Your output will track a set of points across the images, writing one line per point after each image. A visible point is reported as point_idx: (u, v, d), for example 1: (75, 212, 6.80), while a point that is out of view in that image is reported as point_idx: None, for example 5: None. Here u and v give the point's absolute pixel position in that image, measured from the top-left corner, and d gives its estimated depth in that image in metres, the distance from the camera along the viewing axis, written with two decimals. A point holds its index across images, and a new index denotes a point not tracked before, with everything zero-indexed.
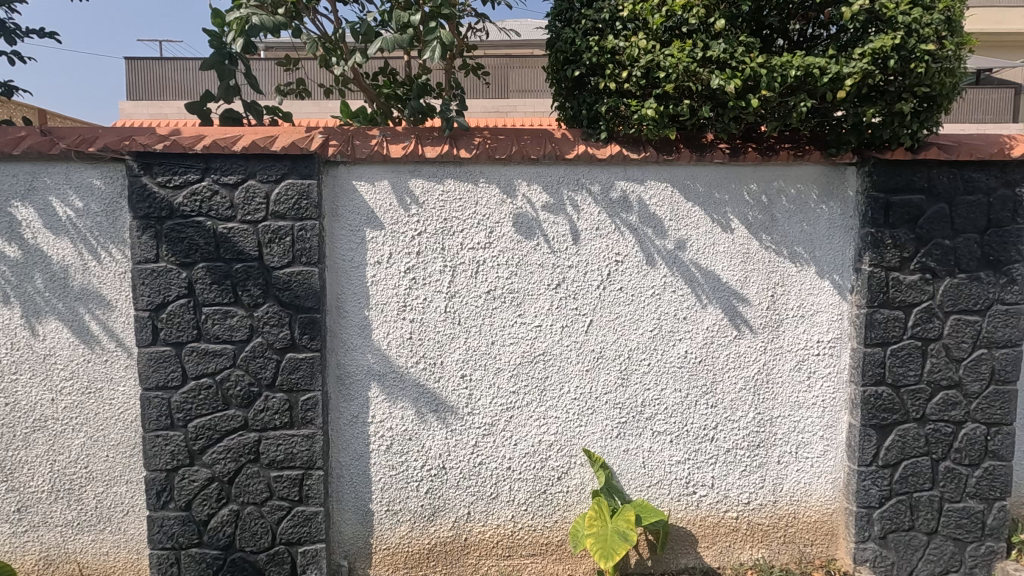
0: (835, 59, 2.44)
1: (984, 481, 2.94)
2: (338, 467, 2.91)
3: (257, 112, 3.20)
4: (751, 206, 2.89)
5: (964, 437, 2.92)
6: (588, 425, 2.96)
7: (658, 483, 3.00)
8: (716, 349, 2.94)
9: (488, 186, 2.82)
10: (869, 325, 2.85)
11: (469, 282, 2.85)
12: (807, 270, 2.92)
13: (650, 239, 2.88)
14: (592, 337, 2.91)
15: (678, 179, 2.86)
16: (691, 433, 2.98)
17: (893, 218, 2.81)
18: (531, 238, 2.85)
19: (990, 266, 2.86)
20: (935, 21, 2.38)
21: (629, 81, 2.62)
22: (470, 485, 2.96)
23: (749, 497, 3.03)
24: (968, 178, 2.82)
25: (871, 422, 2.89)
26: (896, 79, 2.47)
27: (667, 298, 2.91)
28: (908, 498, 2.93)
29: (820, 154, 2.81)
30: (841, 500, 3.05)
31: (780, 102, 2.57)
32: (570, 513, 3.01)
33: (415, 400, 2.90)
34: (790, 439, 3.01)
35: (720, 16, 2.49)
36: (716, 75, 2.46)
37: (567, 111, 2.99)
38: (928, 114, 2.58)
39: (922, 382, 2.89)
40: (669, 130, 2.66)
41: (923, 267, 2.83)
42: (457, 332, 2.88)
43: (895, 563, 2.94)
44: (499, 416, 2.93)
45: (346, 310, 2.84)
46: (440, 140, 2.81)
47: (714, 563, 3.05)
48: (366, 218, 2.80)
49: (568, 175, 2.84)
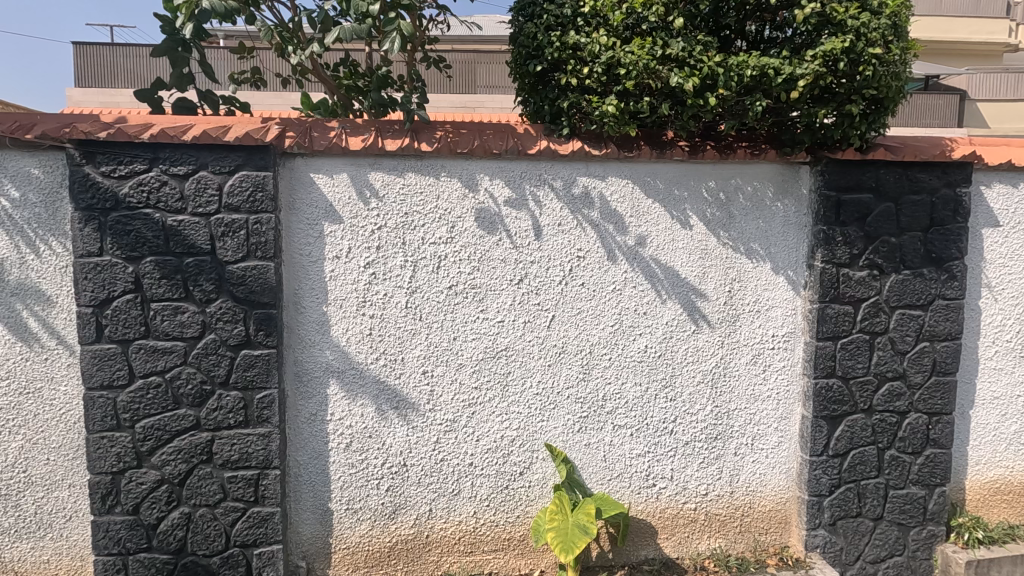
0: (789, 60, 2.50)
1: (925, 468, 3.09)
2: (296, 466, 2.85)
3: (212, 102, 3.09)
4: (709, 202, 2.94)
5: (907, 426, 3.05)
6: (550, 420, 2.97)
7: (618, 476, 3.04)
8: (675, 344, 2.99)
9: (449, 180, 2.79)
10: (821, 319, 2.94)
11: (430, 277, 2.82)
12: (763, 266, 3.00)
13: (611, 235, 2.90)
14: (554, 332, 2.92)
15: (638, 176, 2.90)
16: (651, 426, 3.02)
17: (844, 216, 2.91)
18: (493, 233, 2.84)
19: (932, 263, 2.99)
20: (882, 26, 2.46)
21: (590, 78, 2.63)
22: (431, 482, 2.94)
23: (706, 487, 3.09)
24: (913, 178, 2.94)
25: (822, 414, 2.99)
26: (846, 81, 2.54)
27: (627, 293, 2.94)
28: (856, 486, 3.04)
29: (775, 153, 2.88)
30: (794, 490, 3.14)
31: (737, 101, 2.62)
32: (532, 508, 3.02)
33: (376, 397, 2.86)
34: (746, 431, 3.08)
35: (679, 15, 2.52)
36: (674, 73, 2.49)
37: (529, 106, 2.99)
38: (876, 116, 2.67)
39: (870, 374, 3.00)
40: (630, 127, 2.68)
41: (871, 264, 2.95)
42: (419, 327, 2.85)
43: (844, 549, 3.05)
44: (461, 412, 2.91)
45: (303, 305, 2.77)
46: (400, 133, 2.77)
47: (673, 553, 3.11)
48: (324, 211, 2.74)
49: (530, 170, 2.84)
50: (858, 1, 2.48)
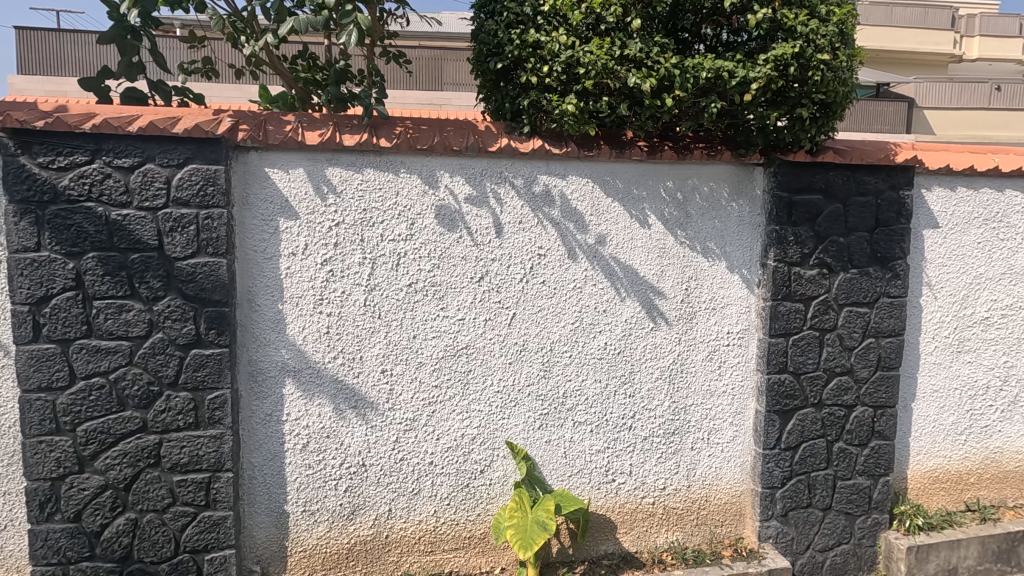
0: (743, 63, 2.56)
1: (871, 459, 3.22)
2: (250, 468, 2.78)
3: (164, 93, 2.98)
4: (667, 202, 2.99)
5: (854, 419, 3.17)
6: (510, 418, 2.97)
7: (578, 473, 3.06)
8: (635, 341, 3.03)
9: (409, 177, 2.76)
10: (774, 316, 3.03)
11: (389, 274, 2.79)
12: (719, 265, 3.07)
13: (571, 234, 2.92)
14: (515, 330, 2.92)
15: (599, 175, 2.93)
16: (611, 423, 3.06)
17: (795, 216, 3.00)
18: (453, 231, 2.82)
19: (877, 262, 3.12)
20: (830, 33, 2.55)
21: (550, 76, 2.65)
22: (391, 482, 2.91)
23: (664, 482, 3.15)
24: (860, 181, 3.05)
25: (775, 408, 3.08)
26: (797, 85, 2.62)
27: (588, 291, 2.97)
28: (806, 477, 3.15)
29: (731, 155, 2.95)
30: (748, 482, 3.23)
31: (694, 102, 2.67)
32: (493, 505, 3.02)
33: (333, 397, 2.81)
34: (702, 426, 3.15)
35: (636, 16, 2.55)
36: (632, 73, 2.53)
37: (491, 104, 2.99)
38: (825, 120, 2.76)
39: (820, 369, 3.11)
40: (590, 126, 2.71)
41: (821, 263, 3.05)
42: (378, 325, 2.81)
43: (795, 538, 3.16)
44: (421, 410, 2.89)
45: (258, 303, 2.70)
46: (359, 128, 2.72)
47: (632, 547, 3.15)
48: (279, 207, 2.67)
49: (491, 168, 2.83)
50: (807, 8, 2.57)
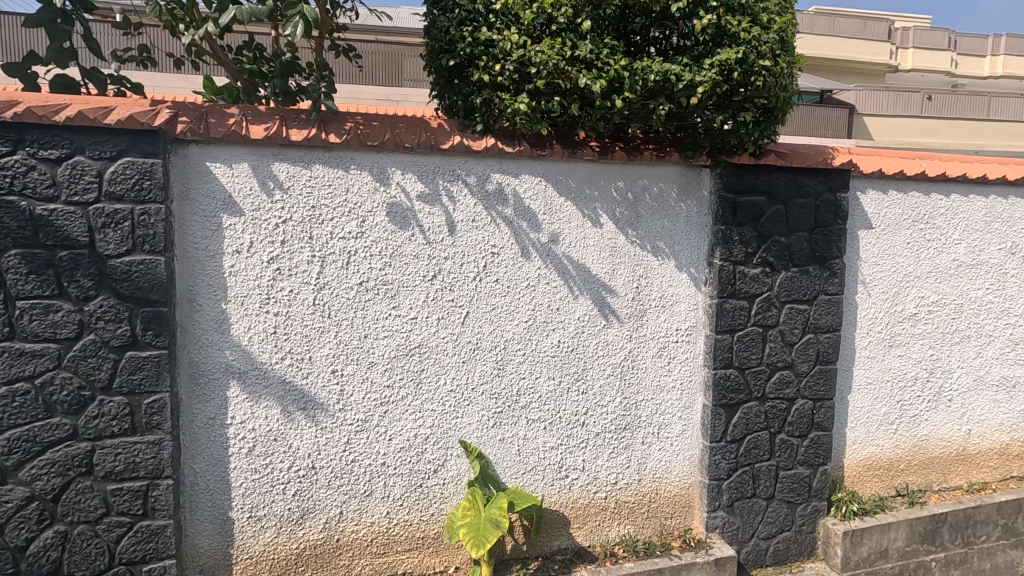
0: (689, 67, 2.62)
1: (811, 449, 3.37)
2: (192, 474, 2.67)
3: (99, 81, 2.82)
4: (618, 202, 3.05)
5: (795, 412, 3.31)
6: (464, 417, 2.97)
7: (532, 469, 3.08)
8: (587, 338, 3.08)
9: (359, 174, 2.72)
10: (720, 313, 3.13)
11: (339, 273, 2.73)
12: (668, 263, 3.14)
13: (525, 233, 2.94)
14: (468, 328, 2.92)
15: (551, 175, 2.95)
16: (564, 419, 3.09)
17: (740, 216, 3.11)
18: (405, 228, 2.79)
19: (816, 261, 3.26)
20: (771, 41, 2.64)
21: (502, 75, 2.65)
22: (341, 484, 2.85)
23: (616, 476, 3.21)
24: (800, 183, 3.19)
25: (721, 402, 3.19)
26: (740, 90, 2.70)
27: (541, 290, 2.99)
28: (750, 468, 3.27)
29: (679, 156, 3.03)
30: (696, 475, 3.32)
31: (643, 104, 2.72)
32: (446, 505, 3.01)
33: (281, 398, 2.73)
34: (652, 421, 3.22)
35: (587, 17, 2.58)
36: (583, 74, 2.55)
37: (444, 101, 2.98)
38: (768, 124, 2.85)
39: (763, 364, 3.23)
40: (542, 125, 2.73)
41: (764, 262, 3.17)
42: (327, 325, 2.75)
43: (740, 527, 3.27)
44: (372, 411, 2.85)
45: (199, 302, 2.60)
46: (307, 123, 2.66)
47: (584, 542, 3.20)
48: (222, 203, 2.58)
49: (443, 165, 2.81)
50: (749, 15, 2.64)
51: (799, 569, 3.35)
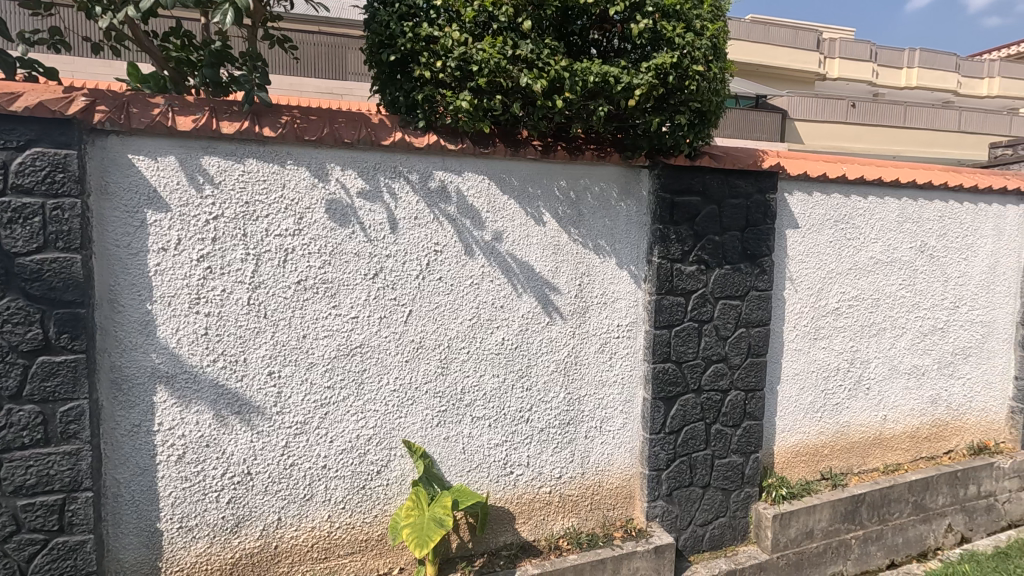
0: (627, 70, 2.68)
1: (743, 438, 3.54)
2: (114, 485, 2.52)
3: (5, 64, 2.60)
4: (561, 201, 3.09)
5: (729, 403, 3.47)
6: (407, 417, 2.94)
7: (477, 467, 3.09)
8: (531, 336, 3.11)
9: (296, 169, 2.63)
10: (658, 309, 3.24)
11: (275, 271, 2.64)
12: (609, 261, 3.21)
13: (468, 231, 2.94)
14: (411, 327, 2.89)
15: (494, 173, 2.96)
16: (508, 416, 3.12)
17: (676, 216, 3.22)
18: (345, 226, 2.73)
19: (747, 258, 3.42)
20: (704, 46, 2.72)
21: (443, 72, 2.65)
22: (279, 489, 2.76)
23: (560, 471, 3.26)
24: (733, 184, 3.34)
25: (659, 395, 3.30)
26: (676, 93, 2.78)
27: (485, 288, 2.99)
28: (688, 458, 3.41)
29: (619, 157, 3.10)
30: (637, 466, 3.42)
31: (583, 105, 2.76)
32: (390, 506, 2.97)
33: (213, 402, 2.62)
34: (595, 415, 3.29)
35: (527, 17, 2.60)
36: (524, 74, 2.57)
37: (386, 97, 2.94)
38: (702, 127, 2.95)
39: (699, 357, 3.37)
40: (484, 123, 2.73)
41: (699, 260, 3.30)
42: (263, 326, 2.65)
43: (679, 515, 3.40)
44: (313, 413, 2.77)
45: (121, 303, 2.45)
46: (239, 115, 2.55)
47: (529, 536, 3.24)
48: (146, 198, 2.44)
49: (384, 162, 2.77)
50: (684, 21, 2.72)
51: (733, 552, 3.52)
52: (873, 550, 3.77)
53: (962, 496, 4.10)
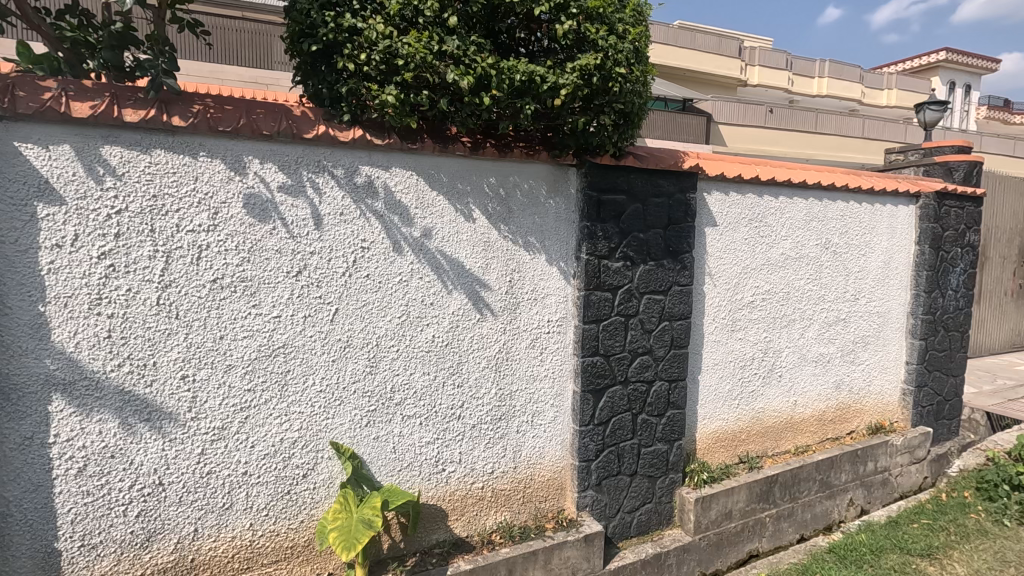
0: (553, 70, 2.72)
1: (668, 426, 3.70)
2: (3, 504, 2.30)
3: None
4: (490, 197, 3.11)
5: (654, 393, 3.62)
6: (335, 418, 2.86)
7: (408, 466, 3.06)
8: (462, 332, 3.11)
9: (210, 161, 2.50)
10: (586, 304, 3.32)
11: (188, 269, 2.50)
12: (538, 258, 3.26)
13: (396, 227, 2.89)
14: (338, 326, 2.82)
15: (423, 169, 2.93)
16: (439, 413, 3.11)
17: (603, 214, 3.31)
18: (265, 221, 2.62)
19: (670, 255, 3.58)
20: (626, 50, 2.81)
21: (368, 65, 2.59)
22: (195, 499, 2.62)
23: (492, 466, 3.29)
24: (656, 183, 3.47)
25: (588, 388, 3.39)
26: (600, 94, 2.85)
27: (414, 285, 2.96)
28: (616, 448, 3.53)
29: (547, 155, 3.15)
30: (567, 458, 3.50)
31: (510, 103, 2.79)
32: (317, 511, 2.89)
33: (119, 409, 2.44)
34: (526, 409, 3.34)
35: (453, 13, 2.59)
36: (450, 70, 2.56)
37: (309, 88, 2.84)
38: (626, 128, 3.05)
39: (625, 350, 3.49)
40: (411, 118, 2.70)
41: (625, 256, 3.41)
42: (174, 327, 2.50)
43: (607, 503, 3.51)
44: (231, 418, 2.65)
45: (7, 305, 2.23)
46: (144, 103, 2.39)
47: (462, 533, 3.24)
48: (37, 190, 2.24)
49: (306, 155, 2.68)
50: (607, 24, 2.79)
51: (658, 536, 3.67)
52: (785, 527, 4.05)
53: (862, 472, 4.48)
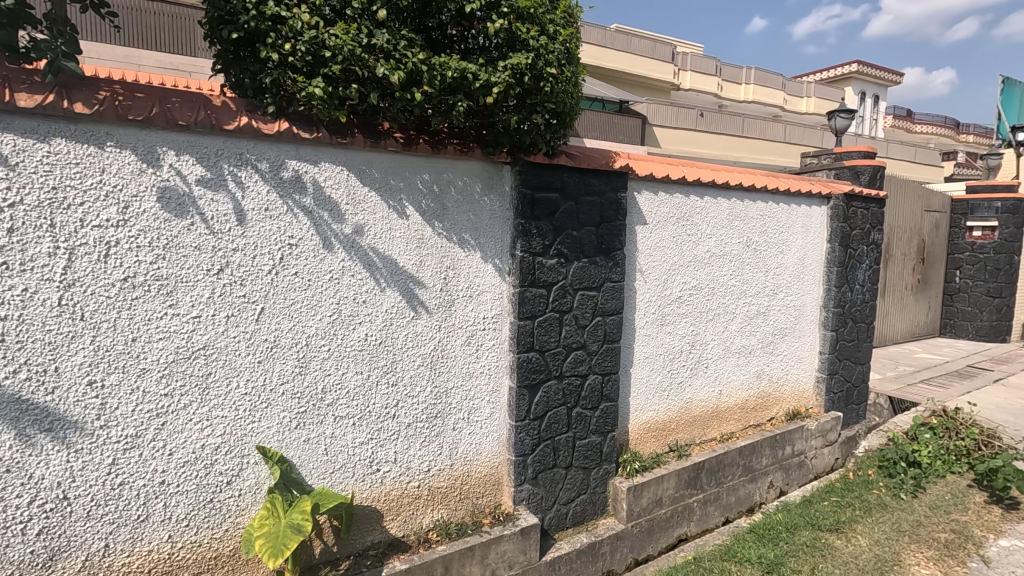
0: (485, 67, 2.73)
1: (601, 418, 3.81)
2: None
3: None
4: (424, 193, 3.08)
5: (588, 387, 3.71)
6: (262, 421, 2.76)
7: (341, 468, 3.00)
8: (396, 330, 3.07)
9: (119, 151, 2.34)
10: (521, 301, 3.36)
11: (95, 267, 2.33)
12: (473, 255, 3.27)
13: (326, 223, 2.82)
14: (264, 326, 2.71)
15: (354, 164, 2.87)
16: (373, 413, 3.05)
17: (537, 211, 3.35)
18: (182, 216, 2.49)
19: (603, 252, 3.68)
20: (557, 51, 2.86)
21: (293, 55, 2.51)
22: (106, 513, 2.45)
23: (428, 464, 3.27)
24: (588, 182, 3.56)
25: (524, 383, 3.43)
26: (533, 94, 2.89)
27: (345, 283, 2.90)
28: (551, 442, 3.59)
29: (480, 152, 3.16)
30: (504, 454, 3.54)
31: (442, 99, 2.77)
32: (244, 518, 2.78)
33: (15, 420, 2.25)
34: (462, 406, 3.35)
35: (382, 6, 2.54)
36: (380, 64, 2.52)
37: (230, 77, 2.71)
38: (558, 128, 3.10)
39: (560, 345, 3.56)
40: (340, 112, 2.63)
41: (559, 253, 3.47)
42: (79, 329, 2.33)
43: (544, 496, 3.58)
44: (147, 425, 2.50)
45: None
46: (42, 87, 2.21)
47: (398, 533, 3.20)
48: None
49: (228, 148, 2.56)
50: (538, 25, 2.83)
51: (593, 526, 3.78)
52: (711, 510, 4.27)
53: (781, 456, 4.79)
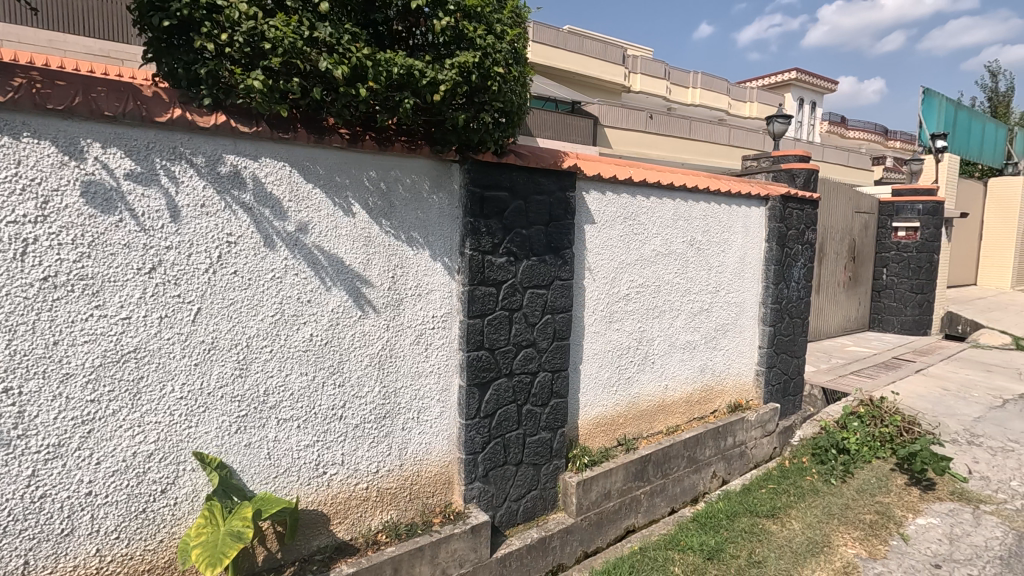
0: (431, 65, 2.71)
1: (551, 414, 3.86)
2: None
3: None
4: (370, 191, 3.04)
5: (538, 384, 3.75)
6: (199, 426, 2.65)
7: (285, 472, 2.91)
8: (342, 330, 3.01)
9: (37, 142, 2.20)
10: (471, 299, 3.36)
11: (10, 266, 2.17)
12: (422, 253, 3.25)
13: (267, 220, 2.73)
14: (200, 327, 2.61)
15: (297, 159, 2.79)
16: (319, 415, 2.99)
17: (486, 210, 3.36)
18: (109, 212, 2.36)
19: (552, 250, 3.72)
20: (504, 51, 2.88)
21: (230, 46, 2.42)
22: (25, 528, 2.30)
23: (377, 465, 3.23)
24: (537, 181, 3.59)
25: (473, 381, 3.43)
26: (480, 93, 2.90)
27: (288, 282, 2.82)
28: (502, 439, 3.61)
29: (428, 150, 3.14)
30: (454, 452, 3.53)
31: (388, 95, 2.73)
32: (180, 528, 2.67)
33: None
34: (412, 406, 3.32)
35: None
36: (322, 57, 2.46)
37: (162, 67, 2.57)
38: (506, 127, 3.11)
39: (510, 343, 3.58)
40: (282, 106, 2.55)
41: (508, 252, 3.49)
42: None
43: (494, 493, 3.59)
44: (70, 433, 2.35)
45: None
46: None
47: (346, 536, 3.15)
48: None
49: (161, 141, 2.45)
50: (485, 24, 2.83)
51: (543, 521, 3.83)
52: (657, 501, 4.40)
53: (723, 447, 4.98)
